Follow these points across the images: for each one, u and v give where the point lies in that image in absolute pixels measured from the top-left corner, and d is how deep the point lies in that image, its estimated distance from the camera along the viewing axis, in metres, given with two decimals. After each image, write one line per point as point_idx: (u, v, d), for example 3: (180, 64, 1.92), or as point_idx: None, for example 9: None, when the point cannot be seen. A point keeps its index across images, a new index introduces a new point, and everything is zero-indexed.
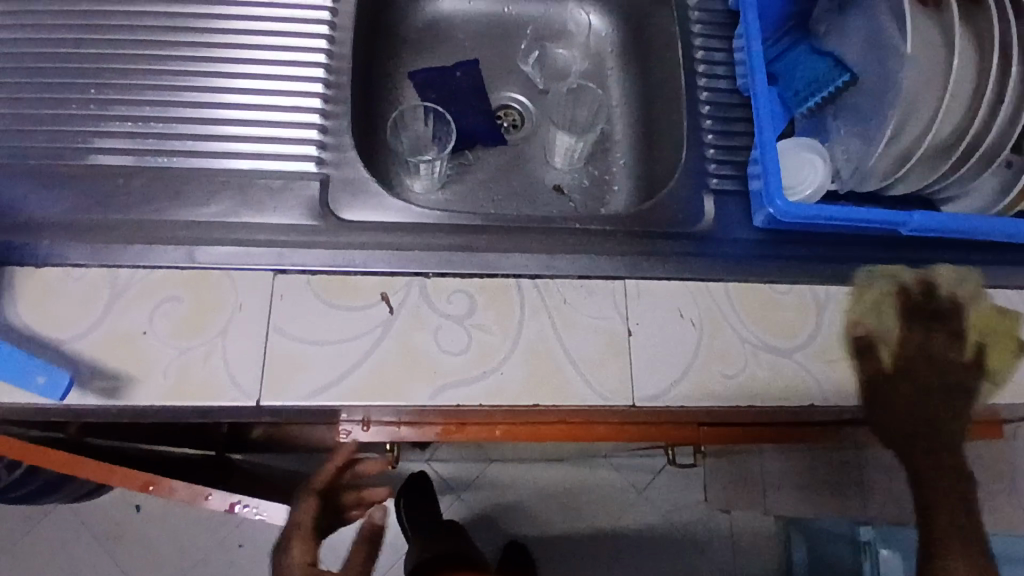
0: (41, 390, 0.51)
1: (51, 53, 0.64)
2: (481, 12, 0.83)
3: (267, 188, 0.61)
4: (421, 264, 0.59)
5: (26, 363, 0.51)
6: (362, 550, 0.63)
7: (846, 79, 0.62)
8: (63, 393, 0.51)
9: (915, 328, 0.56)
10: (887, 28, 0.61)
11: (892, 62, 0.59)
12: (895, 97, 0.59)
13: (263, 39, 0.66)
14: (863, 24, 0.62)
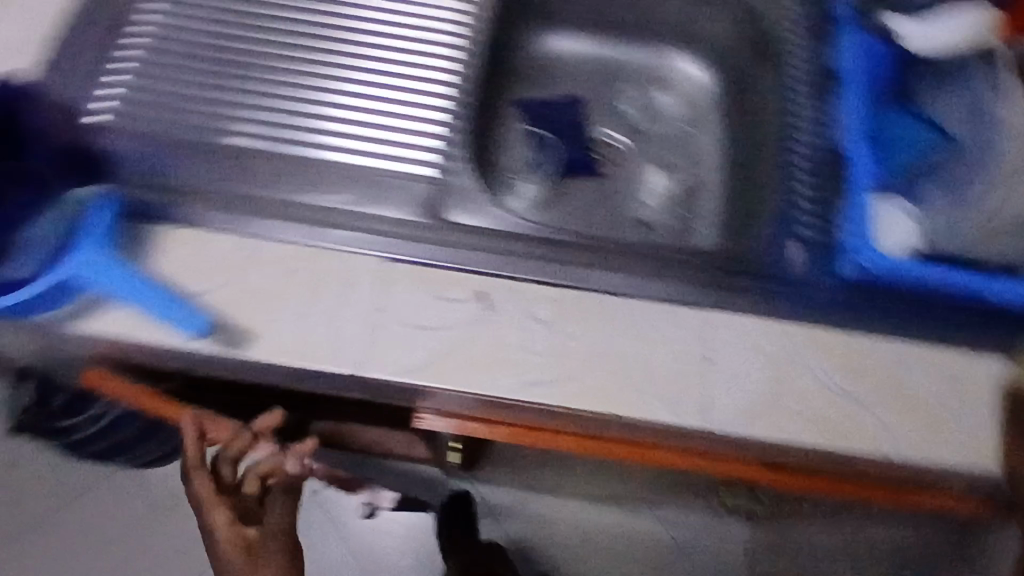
0: (182, 325, 0.58)
1: (213, 48, 0.73)
2: (586, 55, 0.87)
3: (388, 184, 0.68)
4: (515, 269, 0.64)
5: (172, 301, 0.58)
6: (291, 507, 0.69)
7: (943, 143, 0.68)
8: (200, 331, 0.58)
9: None
10: (987, 100, 0.65)
11: (994, 134, 0.64)
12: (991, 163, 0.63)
13: (399, 57, 0.74)
14: (963, 98, 0.67)
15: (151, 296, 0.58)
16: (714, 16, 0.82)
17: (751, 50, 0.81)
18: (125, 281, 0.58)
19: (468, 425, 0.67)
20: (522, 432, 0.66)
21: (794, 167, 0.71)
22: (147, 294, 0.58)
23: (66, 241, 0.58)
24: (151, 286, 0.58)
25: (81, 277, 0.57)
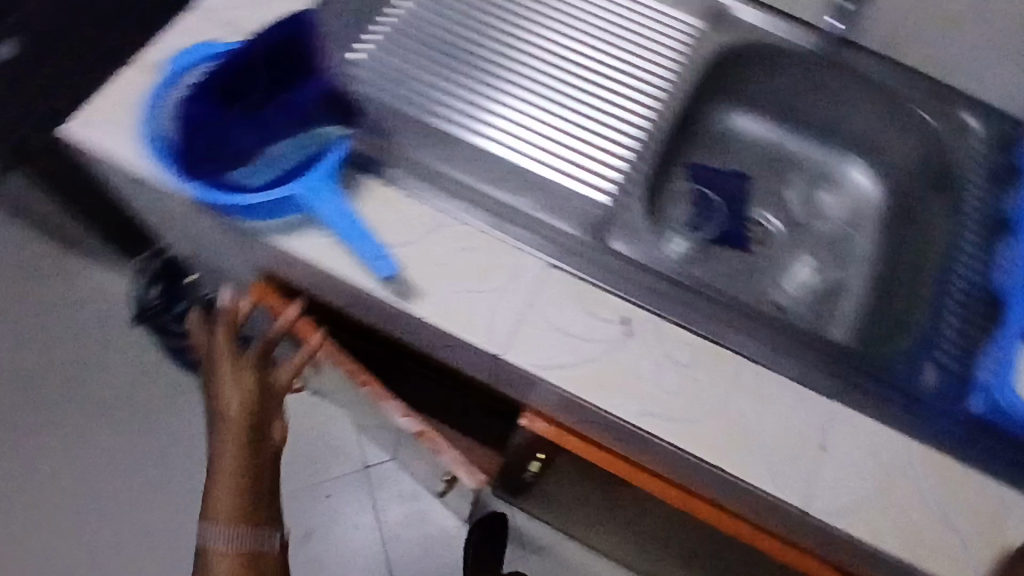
0: (377, 264, 0.65)
1: (445, 37, 0.80)
2: (765, 138, 0.93)
3: (564, 199, 0.73)
4: (662, 307, 0.68)
5: (372, 243, 0.66)
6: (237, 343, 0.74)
7: None
8: (390, 273, 0.65)
9: None
10: None
11: None
12: None
13: (604, 93, 0.81)
14: None
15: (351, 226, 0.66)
16: (902, 137, 0.86)
17: (928, 179, 0.84)
18: (334, 208, 0.66)
19: (553, 437, 0.73)
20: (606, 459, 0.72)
21: (947, 296, 0.75)
22: (348, 224, 0.66)
23: (300, 167, 0.69)
24: (353, 218, 0.67)
25: (300, 192, 0.66)
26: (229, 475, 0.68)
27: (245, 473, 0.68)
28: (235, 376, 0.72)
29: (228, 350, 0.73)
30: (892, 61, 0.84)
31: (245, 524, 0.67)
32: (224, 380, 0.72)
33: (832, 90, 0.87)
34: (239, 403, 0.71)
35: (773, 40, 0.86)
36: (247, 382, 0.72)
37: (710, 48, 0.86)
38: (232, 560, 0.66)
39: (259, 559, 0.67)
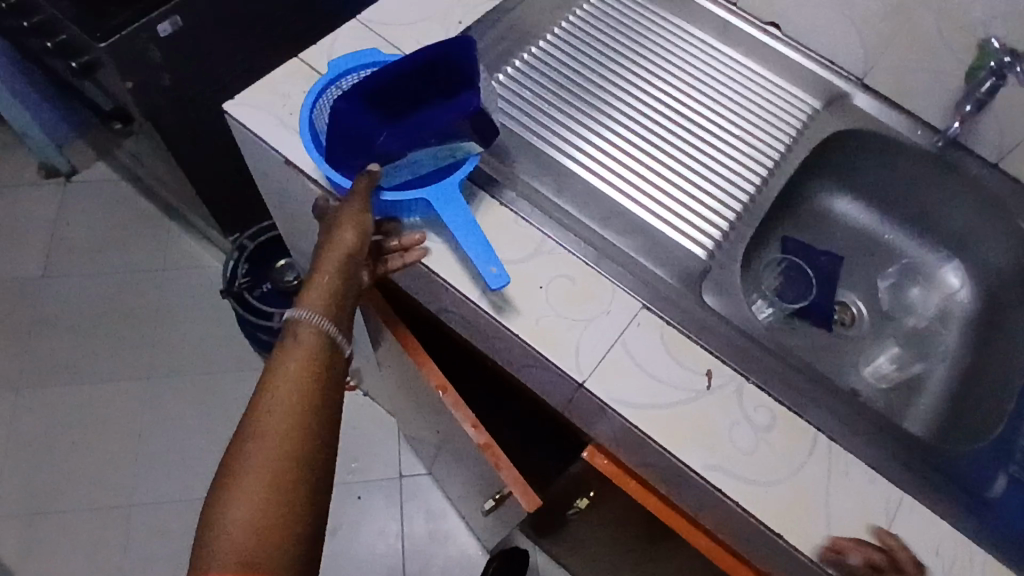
0: (491, 274, 0.68)
1: (574, 80, 0.85)
2: (862, 225, 0.95)
3: (664, 247, 0.77)
4: (748, 367, 0.69)
5: (488, 252, 0.69)
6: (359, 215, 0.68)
7: None
8: (501, 284, 0.68)
9: None
10: None
11: None
12: None
13: (715, 153, 0.84)
14: None
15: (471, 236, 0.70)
16: (1004, 247, 0.86)
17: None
18: (456, 215, 0.70)
19: (622, 482, 0.74)
20: (672, 516, 0.72)
21: None
22: (468, 234, 0.70)
23: (432, 176, 0.74)
24: (473, 229, 0.70)
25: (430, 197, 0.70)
26: (324, 282, 0.62)
27: (335, 283, 0.62)
28: (358, 212, 0.66)
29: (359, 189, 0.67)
30: (1006, 171, 0.85)
31: (332, 319, 0.60)
32: (346, 207, 0.66)
33: (939, 189, 0.89)
34: (355, 231, 0.65)
35: (888, 131, 0.88)
36: (367, 222, 0.66)
37: (825, 130, 0.88)
38: (310, 344, 0.57)
39: (330, 359, 0.58)
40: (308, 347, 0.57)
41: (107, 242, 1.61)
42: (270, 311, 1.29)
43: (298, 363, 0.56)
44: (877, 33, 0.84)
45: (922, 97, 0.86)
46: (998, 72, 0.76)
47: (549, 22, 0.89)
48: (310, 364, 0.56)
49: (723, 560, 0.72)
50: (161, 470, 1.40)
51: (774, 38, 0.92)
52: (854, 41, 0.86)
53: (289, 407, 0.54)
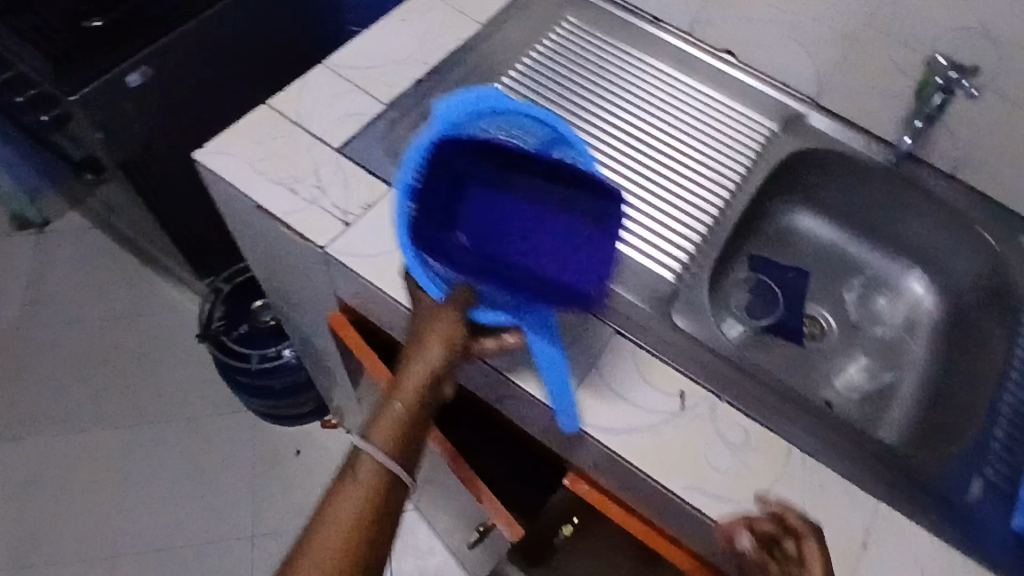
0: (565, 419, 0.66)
1: (537, 114, 0.87)
2: (826, 240, 0.97)
3: (634, 274, 0.78)
4: (720, 387, 0.70)
5: (563, 392, 0.67)
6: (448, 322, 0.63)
7: None
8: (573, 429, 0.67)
9: None
10: None
11: None
12: None
13: (677, 179, 0.86)
14: None
15: (553, 374, 0.67)
16: (963, 255, 0.89)
17: (987, 299, 0.86)
18: (543, 348, 0.66)
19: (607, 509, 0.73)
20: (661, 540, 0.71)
21: (998, 415, 0.76)
22: (543, 355, 0.67)
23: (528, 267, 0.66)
24: (554, 352, 0.67)
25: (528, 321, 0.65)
26: (398, 408, 0.59)
27: (410, 411, 0.59)
28: (453, 324, 0.62)
29: (459, 294, 0.63)
30: (960, 182, 0.88)
31: (401, 449, 0.58)
32: (439, 317, 0.63)
33: (897, 202, 0.91)
34: (443, 346, 0.61)
35: (846, 150, 0.91)
36: (459, 337, 0.62)
37: (786, 151, 0.91)
38: (372, 481, 0.56)
39: (389, 497, 0.56)
40: (371, 480, 0.56)
41: (81, 291, 1.60)
42: (247, 351, 1.29)
43: (354, 504, 0.55)
44: (829, 58, 0.87)
45: (873, 116, 0.89)
46: (949, 86, 0.79)
47: (512, 57, 0.91)
48: (373, 503, 0.55)
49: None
50: (147, 520, 1.38)
51: (731, 65, 0.95)
52: (806, 66, 0.90)
53: (340, 545, 0.53)
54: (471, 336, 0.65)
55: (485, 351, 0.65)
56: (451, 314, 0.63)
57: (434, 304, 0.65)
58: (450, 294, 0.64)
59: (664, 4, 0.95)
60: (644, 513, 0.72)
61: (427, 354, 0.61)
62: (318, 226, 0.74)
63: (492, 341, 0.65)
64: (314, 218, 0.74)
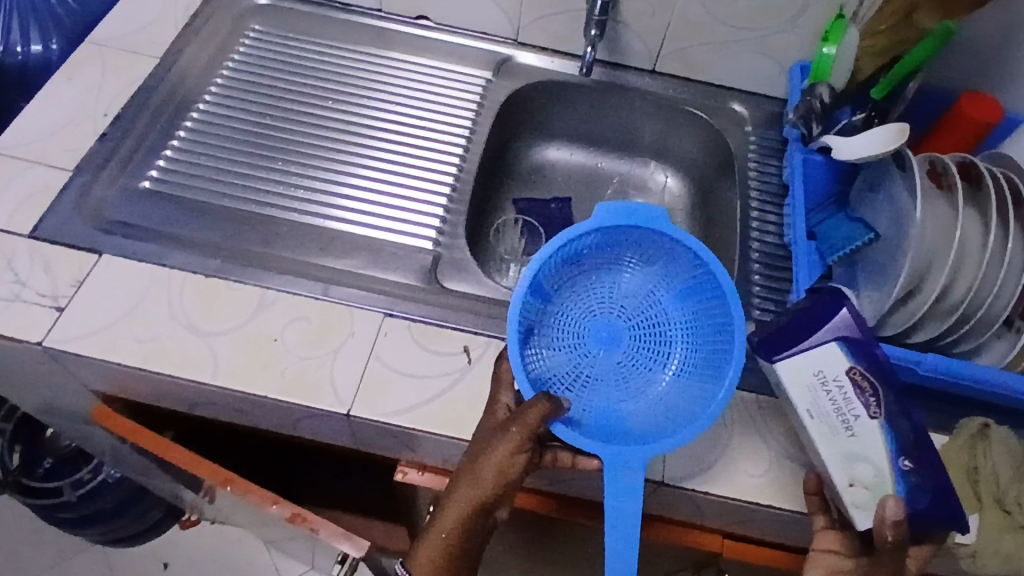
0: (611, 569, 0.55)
1: (257, 135, 0.86)
2: (577, 163, 1.03)
3: (392, 254, 0.77)
4: (500, 330, 0.72)
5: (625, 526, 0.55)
6: (508, 452, 0.57)
7: (870, 237, 0.73)
8: None
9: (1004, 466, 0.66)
10: (903, 201, 0.69)
11: (903, 225, 0.68)
12: (904, 247, 0.68)
13: (410, 148, 0.86)
14: (886, 201, 0.72)
15: (628, 506, 0.56)
16: (685, 136, 0.97)
17: (717, 168, 0.95)
18: (623, 494, 0.56)
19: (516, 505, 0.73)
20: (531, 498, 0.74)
21: (750, 261, 0.82)
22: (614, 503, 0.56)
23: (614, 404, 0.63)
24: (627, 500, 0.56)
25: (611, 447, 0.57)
26: (442, 537, 0.59)
27: (454, 538, 0.59)
28: (511, 451, 0.57)
29: (528, 418, 0.57)
30: (663, 73, 0.96)
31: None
32: (499, 441, 0.58)
33: (617, 108, 0.97)
34: (493, 478, 0.57)
35: (556, 75, 0.95)
36: (516, 464, 0.58)
37: (503, 95, 0.94)
38: None
39: None
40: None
41: None
42: (59, 484, 1.17)
43: None
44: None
45: (566, 37, 0.94)
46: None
47: (204, 87, 0.89)
48: None
49: (561, 511, 0.75)
50: None
51: (428, 28, 0.97)
52: (492, 10, 0.93)
53: None
54: (534, 457, 0.59)
55: (558, 463, 0.63)
56: (513, 446, 0.57)
57: (500, 424, 0.59)
58: (525, 410, 0.57)
59: None
60: (529, 484, 0.74)
61: (476, 483, 0.58)
62: (25, 321, 0.67)
63: (567, 454, 0.63)
64: (21, 314, 0.67)
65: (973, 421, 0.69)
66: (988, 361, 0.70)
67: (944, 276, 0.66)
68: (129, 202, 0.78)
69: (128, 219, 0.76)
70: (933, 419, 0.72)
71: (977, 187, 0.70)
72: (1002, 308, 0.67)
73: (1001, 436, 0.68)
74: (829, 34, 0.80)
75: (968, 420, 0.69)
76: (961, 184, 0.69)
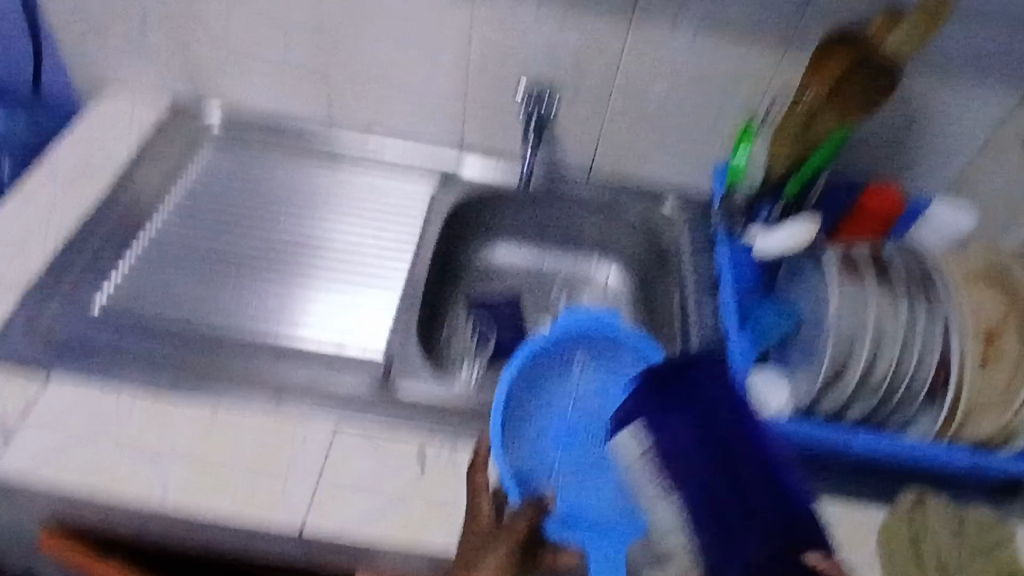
0: None
1: (214, 260, 0.90)
2: (523, 262, 1.07)
3: (346, 363, 0.79)
4: (454, 427, 0.74)
5: None
6: (501, 561, 0.58)
7: (793, 324, 0.79)
8: None
9: (944, 533, 0.69)
10: (820, 289, 0.77)
11: (821, 311, 0.75)
12: (826, 329, 0.73)
13: (360, 262, 0.91)
14: (805, 290, 0.79)
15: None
16: (622, 233, 1.03)
17: (654, 262, 1.01)
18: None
19: None
20: None
21: (693, 347, 0.85)
22: None
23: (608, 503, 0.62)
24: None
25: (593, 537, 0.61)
26: None
27: None
28: (501, 557, 0.58)
29: (518, 525, 0.60)
30: (599, 178, 1.03)
31: None
32: (492, 551, 0.59)
33: (558, 211, 1.03)
34: None
35: (499, 183, 1.01)
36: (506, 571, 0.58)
37: (451, 202, 0.99)
38: None
39: None
40: None
41: None
42: None
43: None
44: (451, 113, 0.98)
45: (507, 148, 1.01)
46: (534, 95, 0.92)
47: None
48: None
49: None
50: None
51: (377, 141, 1.03)
52: (437, 127, 1.00)
53: None
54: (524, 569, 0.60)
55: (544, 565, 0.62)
56: (507, 554, 0.59)
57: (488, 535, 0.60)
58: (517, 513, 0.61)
59: (296, 109, 1.02)
60: None
61: None
62: None
63: (551, 554, 0.62)
64: None
65: (907, 496, 0.73)
66: (918, 435, 0.74)
67: (868, 354, 0.71)
68: (76, 319, 0.77)
69: (74, 339, 0.75)
70: (873, 496, 0.75)
71: (885, 272, 0.77)
72: (921, 380, 0.73)
73: (935, 505, 0.71)
74: (740, 142, 0.86)
75: (903, 495, 0.73)
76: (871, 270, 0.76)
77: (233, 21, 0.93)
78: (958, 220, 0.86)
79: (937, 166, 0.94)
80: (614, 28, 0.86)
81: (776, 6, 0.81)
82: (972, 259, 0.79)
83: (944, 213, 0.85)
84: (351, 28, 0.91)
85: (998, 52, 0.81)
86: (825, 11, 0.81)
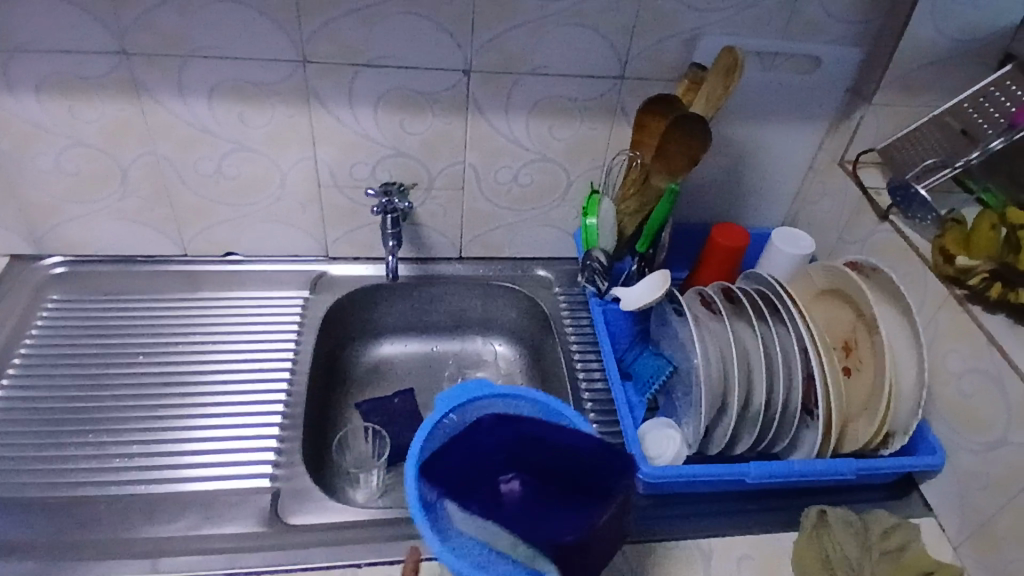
0: None
1: (68, 411, 0.82)
2: (411, 353, 1.06)
3: (228, 503, 0.74)
4: (354, 556, 0.69)
5: None
6: None
7: (670, 368, 0.82)
8: None
9: (851, 544, 0.71)
10: (682, 330, 0.80)
11: (687, 351, 0.79)
12: (695, 369, 0.77)
13: (231, 385, 0.86)
14: (671, 333, 0.83)
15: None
16: (504, 305, 1.05)
17: (537, 328, 1.02)
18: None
19: None
20: None
21: (586, 409, 0.87)
22: None
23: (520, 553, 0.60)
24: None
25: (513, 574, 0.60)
26: None
27: None
28: None
29: None
30: (470, 257, 1.05)
31: None
32: None
33: (434, 297, 1.04)
34: None
35: (370, 280, 1.01)
36: None
37: (324, 308, 0.97)
38: None
39: None
40: None
41: None
42: None
43: None
44: (309, 220, 0.98)
45: (373, 245, 1.02)
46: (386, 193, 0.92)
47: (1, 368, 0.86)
48: None
49: None
50: None
51: (237, 262, 1.01)
52: (298, 235, 0.99)
53: None
54: None
55: None
56: None
57: None
58: None
59: (145, 244, 0.99)
60: None
61: None
62: None
63: None
64: None
65: (811, 509, 0.75)
66: (806, 454, 0.77)
67: (736, 386, 0.75)
68: None
69: None
70: (782, 520, 0.77)
71: (735, 305, 0.83)
72: (795, 399, 0.76)
73: (839, 516, 0.74)
74: (586, 206, 0.87)
75: (809, 511, 0.75)
76: (725, 307, 0.82)
77: (62, 171, 0.90)
78: (799, 244, 0.93)
79: (772, 199, 1.02)
80: (449, 122, 0.90)
81: (593, 84, 0.88)
82: (814, 279, 0.86)
83: (784, 244, 0.92)
84: (187, 159, 0.90)
85: (791, 94, 0.91)
86: (637, 83, 0.88)
